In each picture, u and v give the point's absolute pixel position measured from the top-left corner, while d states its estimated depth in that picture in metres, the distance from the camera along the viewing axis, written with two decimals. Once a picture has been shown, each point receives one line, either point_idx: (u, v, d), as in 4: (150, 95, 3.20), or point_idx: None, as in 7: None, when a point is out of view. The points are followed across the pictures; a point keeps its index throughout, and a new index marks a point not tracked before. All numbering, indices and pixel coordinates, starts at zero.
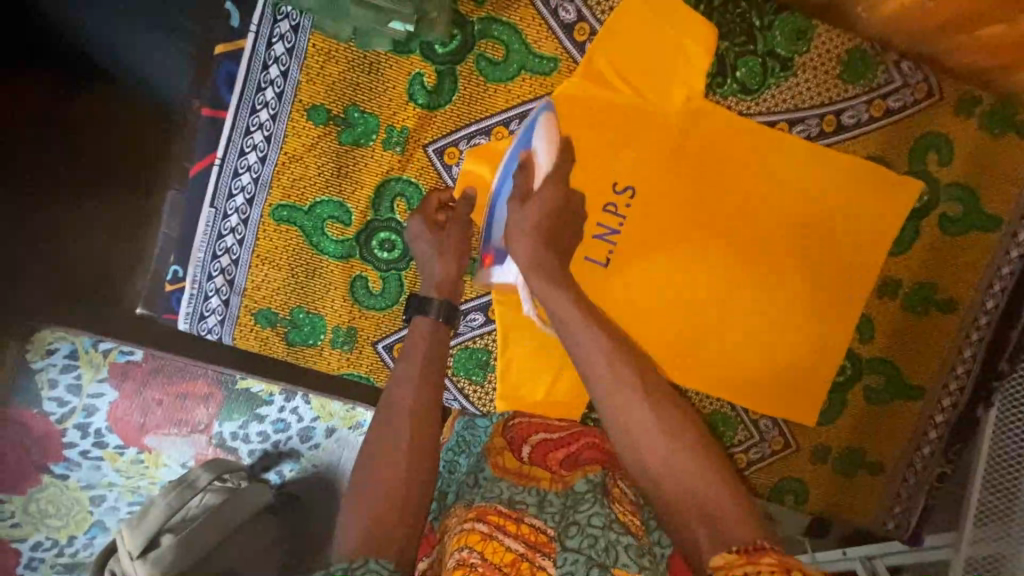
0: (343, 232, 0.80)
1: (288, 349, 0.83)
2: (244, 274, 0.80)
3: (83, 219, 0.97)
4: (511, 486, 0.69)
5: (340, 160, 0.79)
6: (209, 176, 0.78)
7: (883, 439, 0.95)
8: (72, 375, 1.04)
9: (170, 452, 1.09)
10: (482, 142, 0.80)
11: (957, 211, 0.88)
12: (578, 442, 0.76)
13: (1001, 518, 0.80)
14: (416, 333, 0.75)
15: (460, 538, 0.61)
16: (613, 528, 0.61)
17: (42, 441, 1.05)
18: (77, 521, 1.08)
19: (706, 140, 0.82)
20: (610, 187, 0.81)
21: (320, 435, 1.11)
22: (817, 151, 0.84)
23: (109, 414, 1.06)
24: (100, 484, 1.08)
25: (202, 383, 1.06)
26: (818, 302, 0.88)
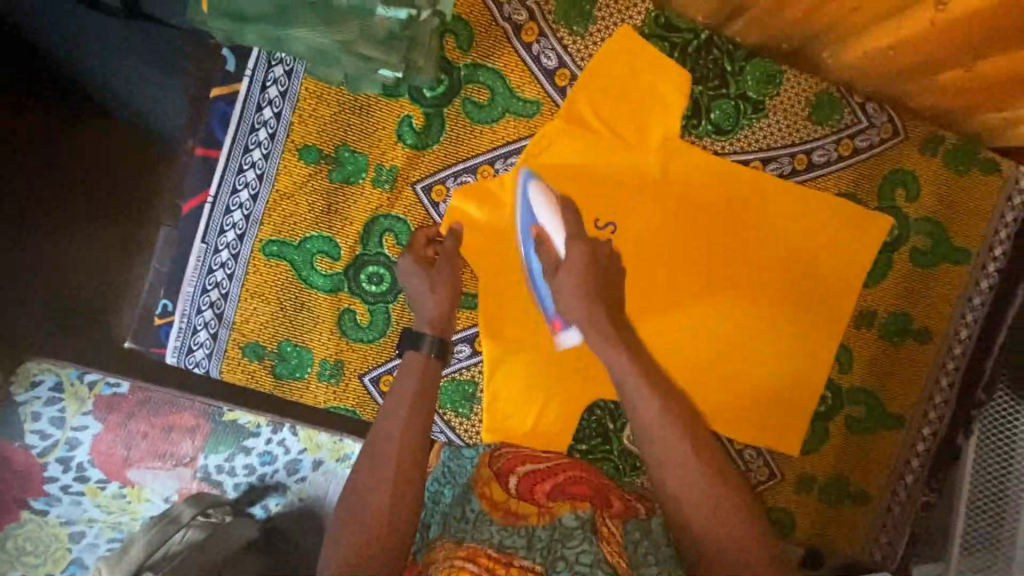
0: (331, 267, 0.82)
1: (276, 383, 0.83)
2: (233, 308, 0.81)
3: (83, 233, 1.04)
4: (499, 526, 0.70)
5: (330, 198, 0.81)
6: (202, 212, 0.80)
7: (868, 467, 0.96)
8: (56, 408, 1.03)
9: (153, 487, 1.07)
10: (468, 180, 0.83)
11: (927, 244, 0.92)
12: (567, 473, 0.77)
13: (989, 547, 0.84)
14: (406, 370, 0.75)
15: (448, 574, 0.61)
16: (602, 568, 0.63)
17: (23, 475, 1.04)
18: (55, 559, 1.06)
19: (685, 178, 0.85)
20: (592, 223, 0.84)
21: (308, 468, 1.10)
22: (794, 186, 0.87)
23: (92, 447, 1.05)
24: (79, 520, 1.06)
25: (188, 415, 1.06)
26: (798, 331, 0.90)
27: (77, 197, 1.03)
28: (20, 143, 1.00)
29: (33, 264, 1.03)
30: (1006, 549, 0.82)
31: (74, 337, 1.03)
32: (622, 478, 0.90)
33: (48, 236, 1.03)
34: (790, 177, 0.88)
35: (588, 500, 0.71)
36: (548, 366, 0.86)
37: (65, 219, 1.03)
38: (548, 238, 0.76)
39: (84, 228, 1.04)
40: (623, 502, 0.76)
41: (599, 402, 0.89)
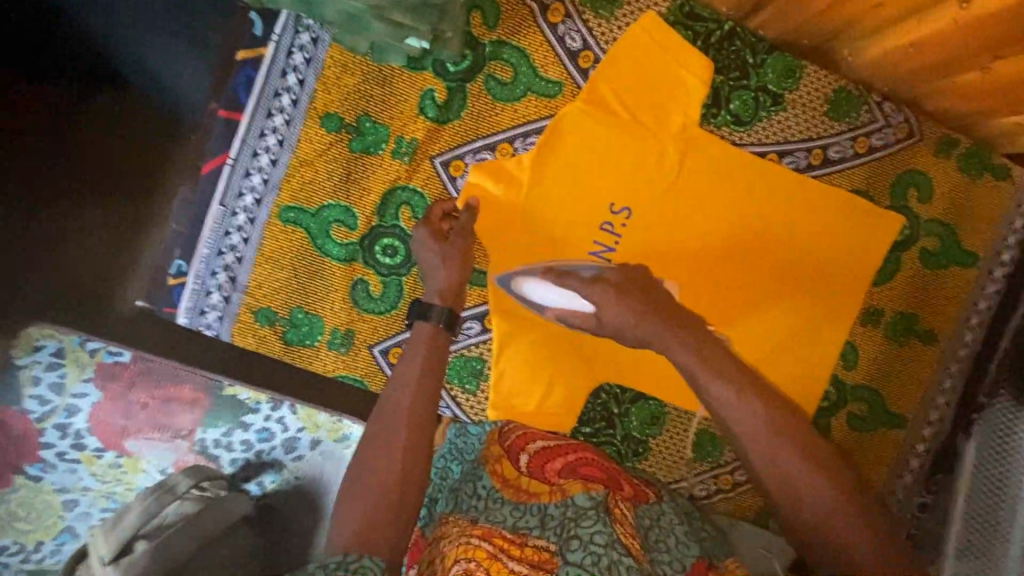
0: (347, 236, 0.82)
1: (286, 349, 0.83)
2: (247, 272, 0.81)
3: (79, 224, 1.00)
4: (511, 504, 0.72)
5: (349, 167, 0.81)
6: (221, 174, 0.80)
7: (869, 466, 0.97)
8: (56, 374, 1.01)
9: (150, 457, 1.07)
10: (487, 157, 0.83)
11: (936, 246, 0.93)
12: (577, 454, 0.77)
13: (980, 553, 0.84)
14: (414, 340, 0.76)
15: (466, 550, 0.65)
16: (616, 548, 0.65)
17: (19, 440, 1.02)
18: (46, 527, 1.06)
19: (703, 166, 0.86)
20: (607, 208, 0.84)
21: (305, 447, 1.12)
22: (809, 180, 0.88)
23: (91, 415, 1.04)
24: (73, 488, 1.06)
25: (188, 388, 1.06)
26: (806, 325, 0.91)
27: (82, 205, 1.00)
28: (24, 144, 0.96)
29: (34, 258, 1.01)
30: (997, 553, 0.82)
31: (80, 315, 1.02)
32: (624, 463, 0.92)
33: (52, 219, 1.00)
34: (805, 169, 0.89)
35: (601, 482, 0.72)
36: (555, 346, 0.87)
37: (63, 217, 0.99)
38: (567, 310, 0.78)
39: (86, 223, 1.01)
40: (633, 487, 0.76)
41: (603, 384, 0.90)
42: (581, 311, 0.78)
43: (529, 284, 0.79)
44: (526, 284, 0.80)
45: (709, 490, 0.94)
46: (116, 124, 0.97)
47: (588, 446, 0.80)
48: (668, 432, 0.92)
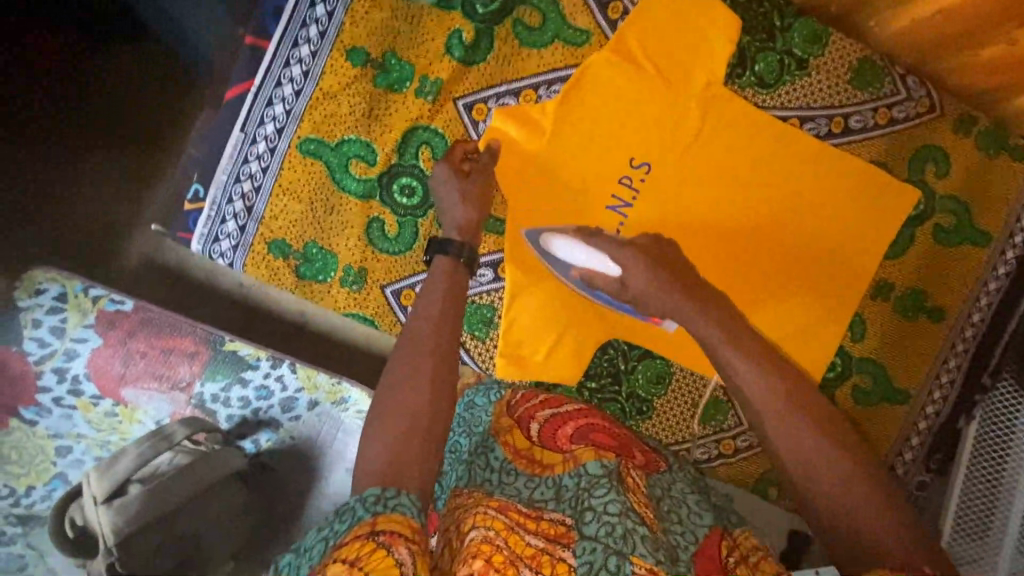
0: (366, 172, 0.82)
1: (298, 283, 0.83)
2: (264, 202, 0.81)
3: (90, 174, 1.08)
4: (525, 477, 0.71)
5: (372, 102, 0.81)
6: (244, 101, 0.80)
7: (872, 441, 0.98)
8: (58, 318, 1.06)
9: (147, 408, 1.07)
10: (510, 102, 0.83)
11: (951, 222, 0.93)
12: (590, 419, 0.79)
13: (980, 534, 0.86)
14: (431, 282, 0.75)
15: (481, 520, 0.61)
16: (630, 517, 0.62)
17: (16, 380, 1.04)
18: (38, 471, 1.01)
19: (724, 128, 0.86)
20: (627, 161, 0.85)
21: (303, 407, 1.13)
22: (823, 159, 0.88)
23: (89, 360, 1.07)
24: (68, 435, 1.04)
25: (189, 340, 1.10)
26: (813, 296, 0.91)
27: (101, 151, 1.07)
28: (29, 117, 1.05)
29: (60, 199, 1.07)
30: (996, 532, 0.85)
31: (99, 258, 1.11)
32: (627, 420, 0.92)
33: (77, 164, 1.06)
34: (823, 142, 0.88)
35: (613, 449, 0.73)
36: (571, 297, 0.87)
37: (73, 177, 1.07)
38: (593, 270, 0.79)
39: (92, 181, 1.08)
40: (644, 455, 0.78)
41: (611, 340, 0.90)
42: (606, 274, 0.78)
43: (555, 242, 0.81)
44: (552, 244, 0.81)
45: (712, 455, 0.94)
46: (116, 125, 1.07)
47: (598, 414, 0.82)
48: (673, 393, 0.92)
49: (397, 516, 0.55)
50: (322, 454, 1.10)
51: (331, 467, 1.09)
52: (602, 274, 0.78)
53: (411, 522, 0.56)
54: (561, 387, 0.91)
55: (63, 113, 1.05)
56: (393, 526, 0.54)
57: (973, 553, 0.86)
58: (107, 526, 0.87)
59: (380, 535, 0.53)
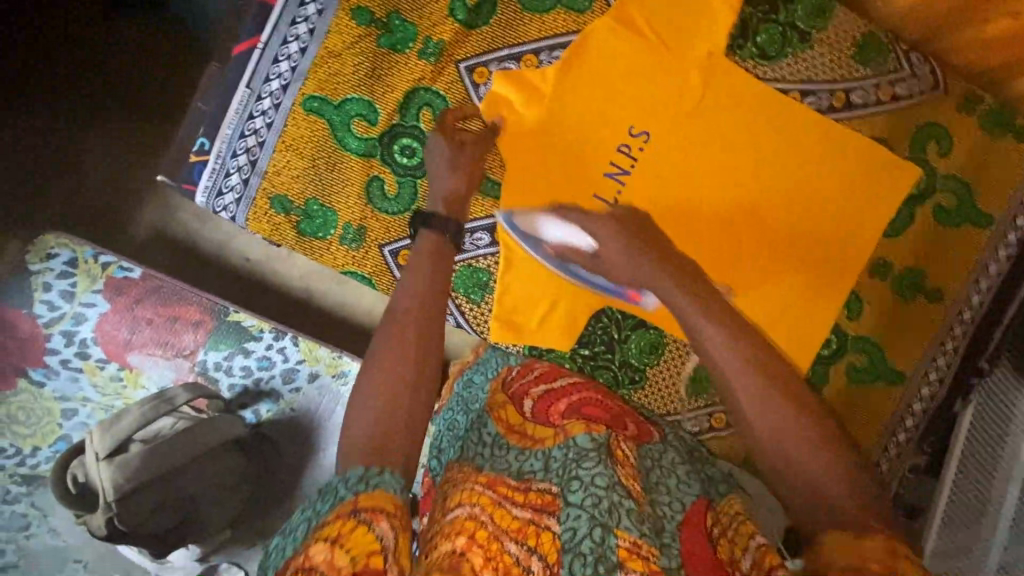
0: (368, 131, 0.83)
1: (299, 240, 0.85)
2: (267, 157, 0.83)
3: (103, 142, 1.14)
4: (516, 450, 0.68)
5: (375, 62, 0.83)
6: (251, 57, 0.81)
7: (864, 421, 0.98)
8: (68, 282, 1.08)
9: (150, 373, 1.11)
10: (511, 67, 0.84)
11: (951, 203, 0.92)
12: (583, 393, 0.77)
13: (969, 524, 0.84)
14: (438, 249, 0.77)
15: (468, 496, 0.60)
16: (617, 491, 0.59)
17: (26, 342, 1.07)
18: (44, 434, 1.09)
19: (722, 103, 0.86)
20: (626, 129, 0.86)
21: (303, 379, 1.14)
22: (826, 160, 0.89)
23: (96, 325, 1.09)
24: (74, 398, 1.09)
25: (194, 309, 1.10)
26: (812, 277, 0.91)
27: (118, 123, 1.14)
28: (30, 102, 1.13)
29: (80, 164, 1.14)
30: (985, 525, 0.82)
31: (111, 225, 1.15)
32: (619, 389, 0.93)
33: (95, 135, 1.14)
34: (828, 142, 0.88)
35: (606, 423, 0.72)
36: None
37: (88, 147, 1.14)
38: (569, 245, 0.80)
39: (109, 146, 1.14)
40: (638, 427, 0.77)
41: (604, 310, 0.91)
42: (578, 246, 0.79)
43: (527, 225, 0.83)
44: (526, 226, 0.83)
45: (703, 428, 0.95)
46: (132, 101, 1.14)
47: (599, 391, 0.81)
48: (665, 363, 0.93)
49: (379, 494, 0.54)
50: (319, 427, 1.15)
51: (328, 440, 1.15)
52: (575, 247, 0.79)
53: (394, 499, 0.55)
54: (553, 352, 0.92)
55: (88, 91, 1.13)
56: (376, 503, 0.53)
57: (959, 544, 0.85)
58: (107, 480, 0.94)
59: (361, 512, 0.52)
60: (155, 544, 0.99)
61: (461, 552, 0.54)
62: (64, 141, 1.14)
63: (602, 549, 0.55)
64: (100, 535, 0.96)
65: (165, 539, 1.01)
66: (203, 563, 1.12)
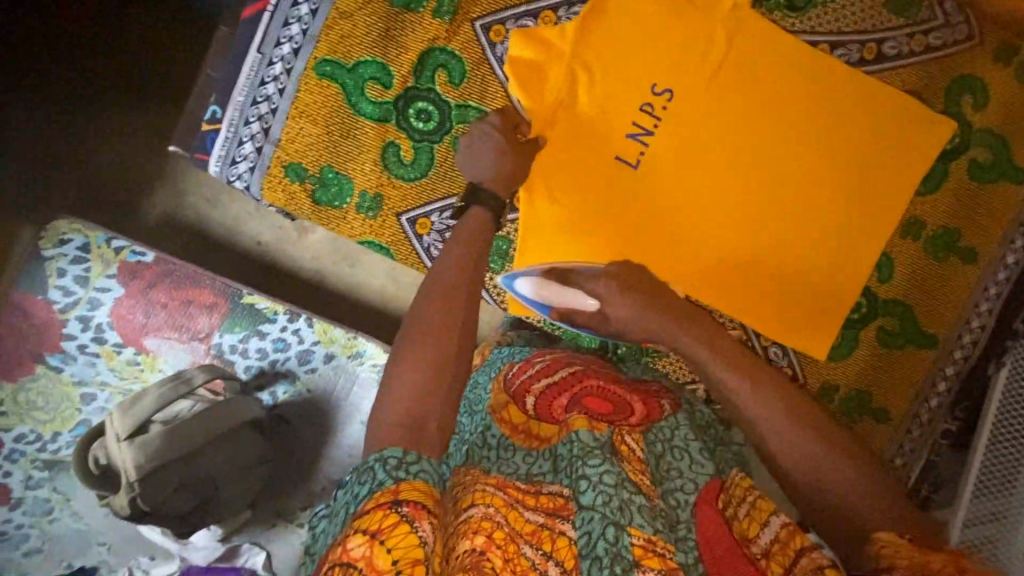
0: (382, 95, 0.82)
1: (314, 209, 0.84)
2: (280, 123, 0.81)
3: (115, 122, 1.13)
4: (523, 452, 0.66)
5: (389, 22, 0.81)
6: (261, 20, 0.79)
7: (894, 387, 0.95)
8: (82, 267, 1.06)
9: (167, 357, 1.10)
10: (528, 25, 0.82)
11: (987, 158, 0.89)
12: (586, 384, 0.70)
13: (1002, 492, 0.82)
14: (465, 229, 0.73)
15: (479, 498, 0.57)
16: (626, 487, 0.58)
17: (42, 328, 1.07)
18: (63, 419, 1.09)
19: (731, 74, 0.84)
20: (649, 88, 0.84)
21: (319, 360, 1.13)
22: (834, 146, 0.87)
23: (112, 310, 1.08)
24: (92, 382, 1.09)
25: (207, 292, 1.09)
26: (811, 262, 0.90)
27: (130, 104, 1.13)
28: (42, 95, 1.13)
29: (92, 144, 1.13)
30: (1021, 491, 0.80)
31: (122, 210, 1.15)
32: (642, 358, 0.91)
33: (104, 116, 1.13)
34: (857, 97, 0.85)
35: (606, 419, 0.65)
36: (596, 223, 0.87)
37: (98, 127, 1.13)
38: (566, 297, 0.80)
39: (122, 126, 1.14)
40: (645, 404, 0.72)
41: None
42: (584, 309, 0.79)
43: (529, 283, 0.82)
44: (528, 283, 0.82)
45: None
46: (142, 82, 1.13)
47: (600, 374, 0.73)
48: None
49: (417, 485, 0.50)
50: (337, 408, 1.14)
51: (345, 422, 1.14)
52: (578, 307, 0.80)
53: (433, 491, 0.51)
54: (567, 329, 0.87)
55: (102, 75, 1.13)
56: (415, 495, 0.49)
57: (997, 508, 0.81)
58: (129, 461, 0.95)
59: (403, 507, 0.48)
60: (176, 524, 1.01)
61: (480, 552, 0.52)
62: (74, 123, 1.13)
63: (617, 549, 0.53)
64: (123, 515, 0.97)
65: (185, 519, 1.02)
66: (225, 544, 1.09)
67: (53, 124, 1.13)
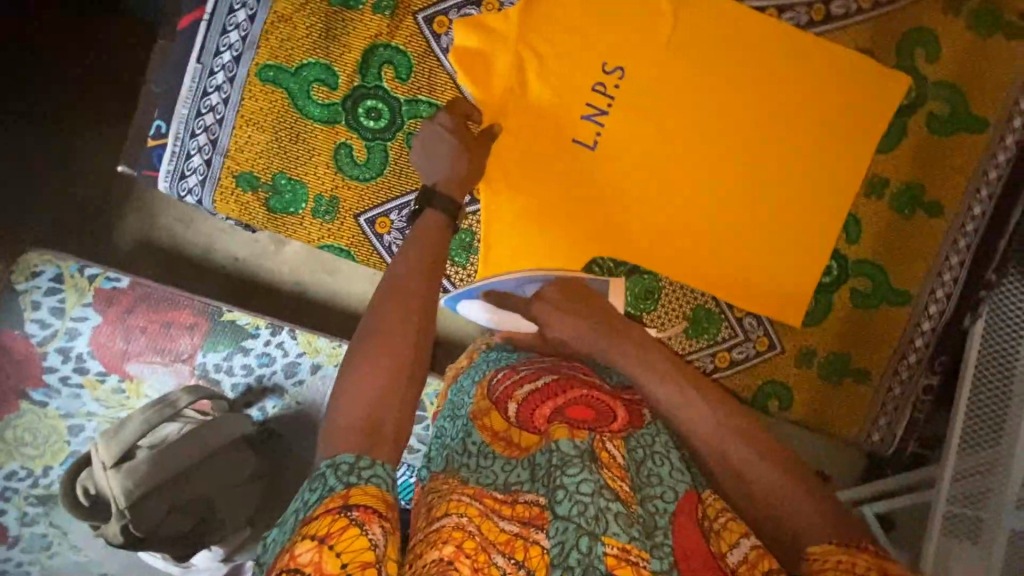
0: (329, 96, 0.81)
1: (270, 217, 0.83)
2: (227, 134, 0.81)
3: (73, 147, 1.12)
4: (501, 460, 0.63)
5: (329, 22, 0.79)
6: (198, 30, 0.78)
7: (870, 347, 0.95)
8: (56, 298, 1.05)
9: (152, 382, 1.09)
10: (472, 13, 0.82)
11: (945, 110, 0.88)
12: (571, 393, 0.65)
13: (988, 443, 0.81)
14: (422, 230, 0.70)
15: (452, 507, 0.55)
16: (603, 495, 0.55)
17: (22, 363, 1.05)
18: (54, 451, 1.07)
19: (709, 58, 0.84)
20: (599, 67, 0.83)
21: (305, 371, 1.12)
22: (799, 109, 0.86)
23: (91, 338, 1.07)
24: (78, 414, 1.07)
25: (186, 312, 1.08)
26: (799, 247, 0.90)
27: (85, 126, 1.12)
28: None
29: (52, 171, 1.12)
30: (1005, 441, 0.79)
31: (93, 236, 1.13)
32: None
33: (62, 141, 1.12)
34: (812, 60, 0.85)
35: (586, 427, 0.61)
36: (561, 209, 0.86)
37: (56, 153, 1.12)
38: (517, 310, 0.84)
39: (83, 151, 1.13)
40: (627, 411, 0.67)
41: (592, 260, 0.89)
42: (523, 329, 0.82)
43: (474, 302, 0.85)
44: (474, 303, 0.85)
45: (709, 370, 0.95)
46: (97, 103, 1.12)
47: (587, 381, 0.68)
48: (663, 307, 0.92)
49: (371, 489, 0.50)
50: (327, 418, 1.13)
51: None
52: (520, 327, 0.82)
53: (386, 496, 0.51)
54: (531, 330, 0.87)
55: (54, 99, 1.11)
56: (368, 498, 0.49)
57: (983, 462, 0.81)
58: (118, 487, 0.93)
59: (353, 511, 0.48)
60: (177, 546, 0.99)
61: (448, 561, 0.50)
62: (31, 151, 1.12)
63: (589, 560, 0.51)
64: (117, 543, 0.95)
65: (183, 541, 1.00)
66: (227, 564, 1.08)
67: (12, 154, 1.11)
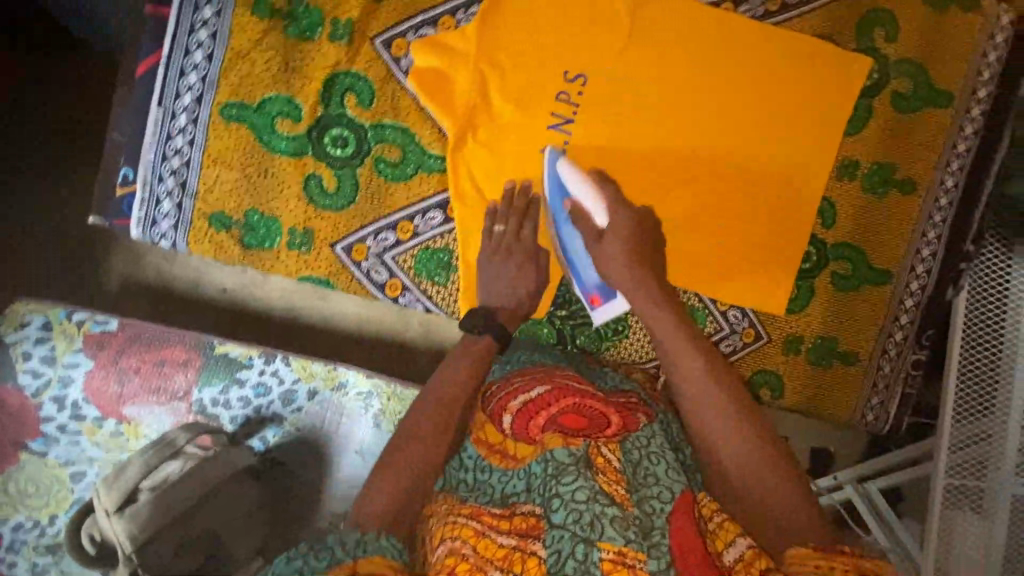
0: (294, 129, 0.81)
1: (245, 254, 0.84)
2: (195, 174, 0.81)
3: (50, 195, 1.13)
4: (499, 472, 0.67)
5: (287, 55, 0.80)
6: (157, 75, 0.79)
7: (860, 327, 0.94)
8: (47, 347, 1.05)
9: (149, 422, 1.07)
10: (430, 33, 0.81)
11: (909, 88, 0.88)
12: (562, 402, 0.68)
13: (980, 411, 0.84)
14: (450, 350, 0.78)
15: (452, 529, 0.61)
16: (599, 501, 0.58)
17: (19, 415, 1.05)
18: (58, 500, 1.04)
19: (707, 59, 0.85)
20: (561, 76, 0.83)
21: (302, 399, 1.09)
22: (765, 98, 0.86)
23: (86, 384, 1.06)
24: (80, 459, 1.05)
25: (178, 349, 1.08)
26: (784, 234, 0.90)
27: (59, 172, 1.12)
28: None
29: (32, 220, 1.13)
30: (998, 409, 0.83)
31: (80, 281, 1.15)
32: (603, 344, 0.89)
33: (38, 191, 1.13)
34: (771, 50, 0.86)
35: (580, 435, 0.65)
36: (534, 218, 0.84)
37: (36, 203, 1.13)
38: (586, 213, 0.80)
39: (59, 197, 1.13)
40: (621, 417, 0.69)
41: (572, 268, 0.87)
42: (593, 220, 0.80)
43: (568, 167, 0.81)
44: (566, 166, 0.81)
45: None
46: (68, 149, 1.12)
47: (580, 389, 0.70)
48: None
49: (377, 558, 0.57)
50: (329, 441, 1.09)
51: (338, 456, 1.09)
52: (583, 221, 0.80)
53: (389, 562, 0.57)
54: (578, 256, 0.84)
55: (28, 149, 1.12)
56: (371, 567, 0.56)
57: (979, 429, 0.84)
58: (123, 533, 0.91)
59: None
60: None
61: None
62: (11, 203, 1.13)
63: (586, 567, 0.55)
64: None
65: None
66: None
67: None
